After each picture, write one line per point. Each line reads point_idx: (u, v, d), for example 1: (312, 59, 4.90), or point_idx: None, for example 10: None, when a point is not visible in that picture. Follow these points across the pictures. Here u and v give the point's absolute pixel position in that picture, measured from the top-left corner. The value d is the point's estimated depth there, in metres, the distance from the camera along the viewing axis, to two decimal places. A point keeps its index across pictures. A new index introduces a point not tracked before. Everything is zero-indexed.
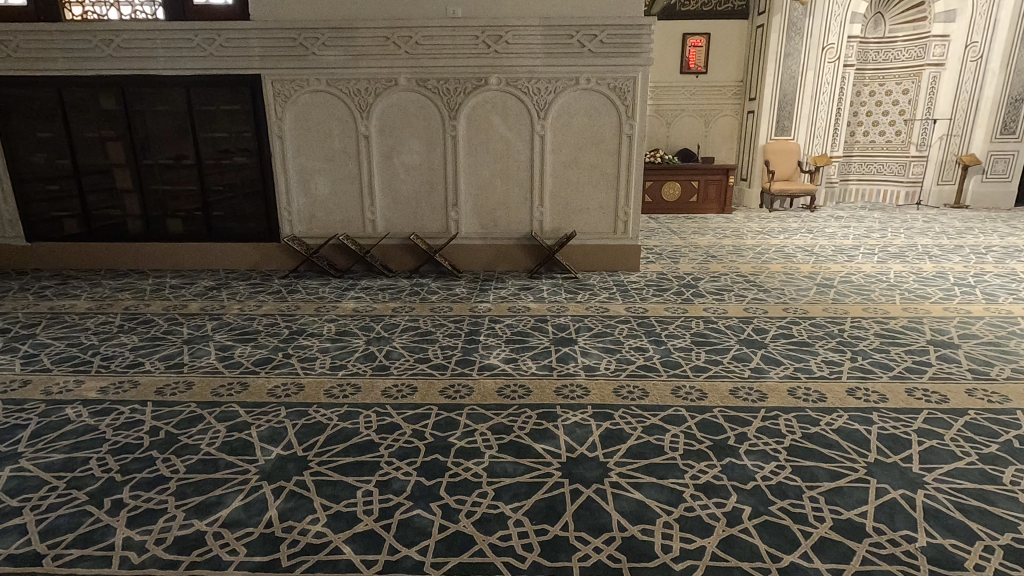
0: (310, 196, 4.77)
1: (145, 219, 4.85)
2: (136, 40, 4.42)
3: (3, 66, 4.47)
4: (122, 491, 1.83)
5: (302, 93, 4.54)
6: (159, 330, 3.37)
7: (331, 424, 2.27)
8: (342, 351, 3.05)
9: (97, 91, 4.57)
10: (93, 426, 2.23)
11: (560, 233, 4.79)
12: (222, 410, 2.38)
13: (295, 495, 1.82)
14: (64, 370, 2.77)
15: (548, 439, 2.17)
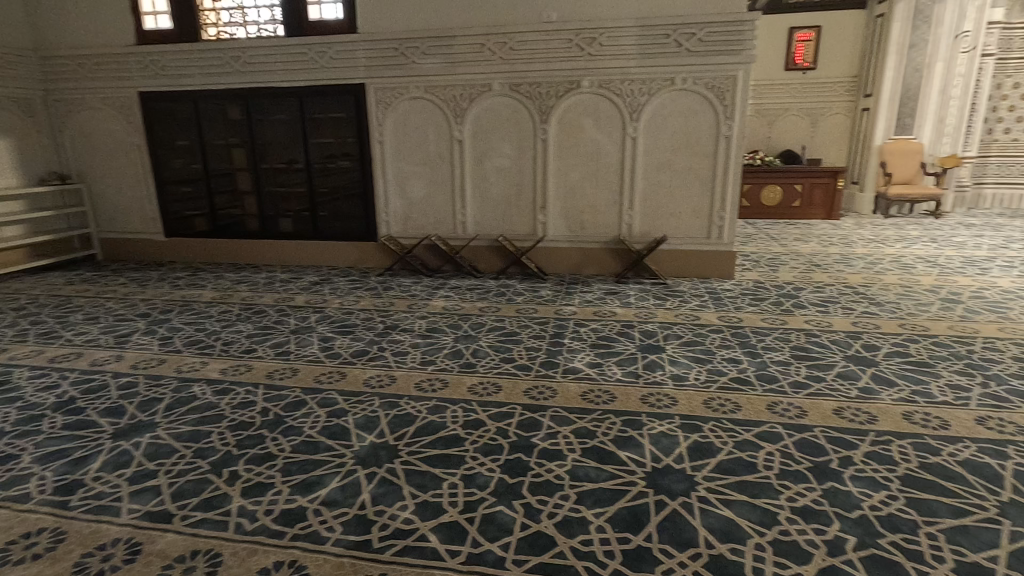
0: (406, 198, 5.01)
1: (260, 218, 5.30)
2: (259, 56, 4.87)
3: (152, 82, 5.10)
4: (238, 464, 2.02)
5: (401, 100, 4.78)
6: (270, 320, 3.69)
7: (420, 417, 2.37)
8: (432, 347, 3.17)
9: (225, 102, 5.08)
10: (214, 403, 2.49)
11: (649, 237, 4.68)
12: (323, 396, 2.56)
13: (387, 481, 1.92)
14: (192, 352, 3.11)
15: (633, 447, 2.13)
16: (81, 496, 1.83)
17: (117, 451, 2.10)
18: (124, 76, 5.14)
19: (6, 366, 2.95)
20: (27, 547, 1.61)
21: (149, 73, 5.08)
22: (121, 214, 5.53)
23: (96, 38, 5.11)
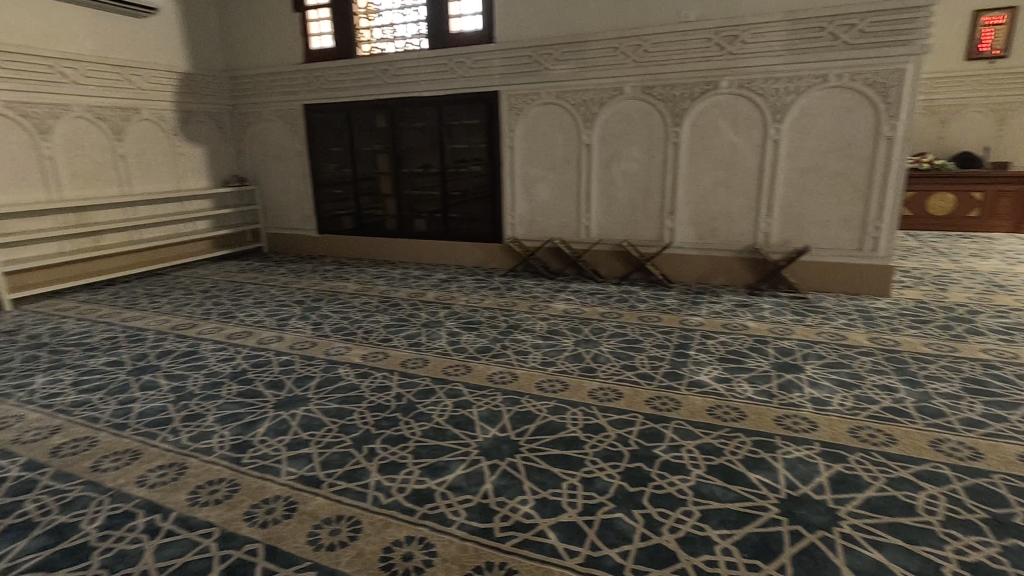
0: (532, 201, 5.13)
1: (398, 218, 5.72)
2: (405, 69, 5.27)
3: (315, 95, 5.73)
4: (376, 442, 2.21)
5: (533, 106, 4.90)
6: (404, 313, 3.98)
7: (541, 416, 2.42)
8: (553, 349, 3.21)
9: (374, 112, 5.56)
10: (356, 385, 2.74)
11: (788, 247, 4.33)
12: (450, 387, 2.71)
13: (508, 475, 1.98)
14: (338, 337, 3.45)
15: (765, 470, 1.99)
16: (251, 455, 2.12)
17: (278, 420, 2.40)
18: (292, 90, 5.84)
19: (195, 339, 3.49)
20: (210, 492, 1.89)
21: (313, 88, 5.73)
22: (284, 212, 6.29)
23: (273, 58, 5.86)
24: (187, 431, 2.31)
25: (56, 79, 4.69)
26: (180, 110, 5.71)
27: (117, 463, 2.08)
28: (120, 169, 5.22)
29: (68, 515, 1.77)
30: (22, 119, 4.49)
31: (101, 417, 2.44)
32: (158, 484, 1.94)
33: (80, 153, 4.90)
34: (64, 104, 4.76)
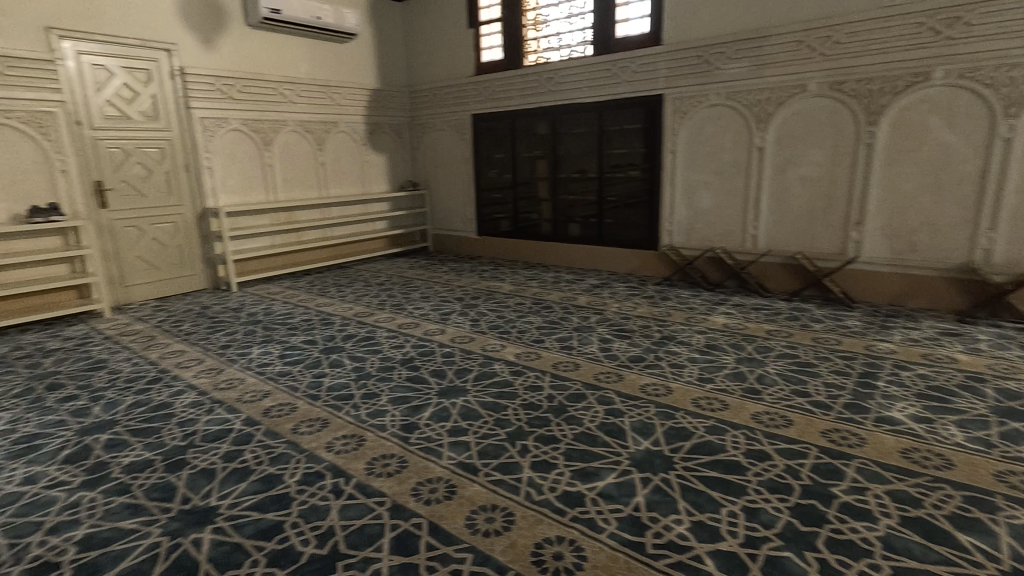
0: (693, 208, 4.89)
1: (553, 223, 5.83)
2: (569, 76, 5.36)
3: (484, 105, 6.09)
4: (528, 439, 2.27)
5: (700, 108, 4.67)
6: (556, 315, 4.04)
7: (698, 434, 2.29)
8: (711, 365, 3.03)
9: (536, 119, 5.74)
10: (511, 382, 2.85)
11: (1018, 268, 3.58)
12: (601, 394, 2.69)
13: (662, 491, 1.91)
14: (494, 335, 3.62)
15: (980, 534, 1.66)
16: (417, 436, 2.31)
17: (441, 407, 2.59)
18: (463, 102, 6.27)
19: (373, 326, 3.92)
20: (384, 465, 2.10)
21: (481, 98, 6.09)
22: (449, 214, 6.77)
23: (448, 73, 6.35)
24: (365, 407, 2.60)
25: (279, 99, 5.59)
26: (369, 123, 6.45)
27: (311, 428, 2.41)
28: (321, 175, 6.05)
29: (275, 468, 2.09)
30: (253, 133, 5.44)
31: (299, 387, 2.85)
32: (343, 452, 2.20)
33: (292, 162, 5.78)
34: (284, 120, 5.66)
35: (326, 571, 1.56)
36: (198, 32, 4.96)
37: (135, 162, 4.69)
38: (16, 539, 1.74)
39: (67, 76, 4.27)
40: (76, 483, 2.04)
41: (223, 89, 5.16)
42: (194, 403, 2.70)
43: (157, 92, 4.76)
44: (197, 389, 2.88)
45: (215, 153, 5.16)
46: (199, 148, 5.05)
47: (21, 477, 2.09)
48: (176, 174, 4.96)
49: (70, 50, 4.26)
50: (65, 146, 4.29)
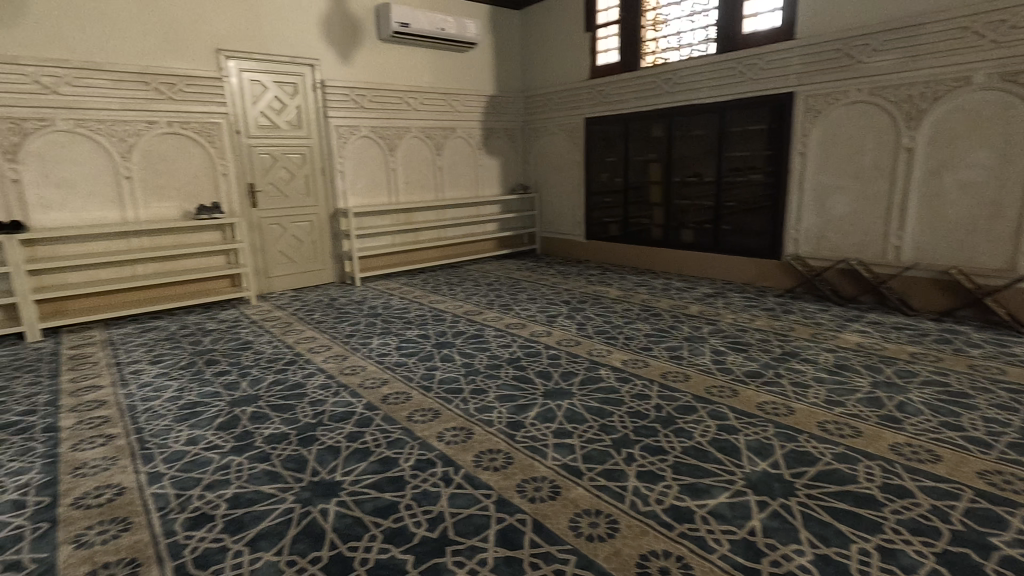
0: (824, 215, 4.50)
1: (665, 228, 5.64)
2: (689, 76, 5.17)
3: (597, 108, 6.05)
4: (634, 448, 2.22)
5: (836, 106, 4.29)
6: (665, 324, 3.91)
7: (824, 460, 2.10)
8: (841, 386, 2.76)
9: (651, 122, 5.60)
10: (617, 388, 2.80)
11: None
12: (713, 408, 2.56)
13: (780, 517, 1.78)
14: (600, 340, 3.58)
15: None
16: (523, 434, 2.35)
17: (546, 407, 2.61)
18: (577, 105, 6.28)
19: (482, 324, 4.05)
20: (490, 459, 2.16)
21: (595, 102, 6.06)
22: (558, 218, 6.81)
23: (563, 77, 6.40)
24: (474, 402, 2.69)
25: (404, 107, 5.97)
26: (484, 128, 6.68)
27: (424, 418, 2.54)
28: (438, 178, 6.36)
29: (392, 451, 2.24)
30: (380, 139, 5.85)
31: (414, 378, 3.02)
32: (452, 442, 2.30)
33: (412, 166, 6.14)
34: (407, 126, 6.03)
35: (436, 554, 1.64)
36: (337, 48, 5.44)
37: (280, 166, 5.25)
38: (181, 491, 2.02)
39: (231, 91, 4.89)
40: (227, 448, 2.32)
41: (356, 99, 5.61)
42: (323, 386, 2.97)
43: (302, 104, 5.30)
44: (325, 373, 3.16)
45: (347, 158, 5.64)
46: (334, 153, 5.53)
47: (185, 438, 2.42)
48: (313, 177, 5.48)
49: (234, 68, 4.87)
50: (226, 152, 4.92)
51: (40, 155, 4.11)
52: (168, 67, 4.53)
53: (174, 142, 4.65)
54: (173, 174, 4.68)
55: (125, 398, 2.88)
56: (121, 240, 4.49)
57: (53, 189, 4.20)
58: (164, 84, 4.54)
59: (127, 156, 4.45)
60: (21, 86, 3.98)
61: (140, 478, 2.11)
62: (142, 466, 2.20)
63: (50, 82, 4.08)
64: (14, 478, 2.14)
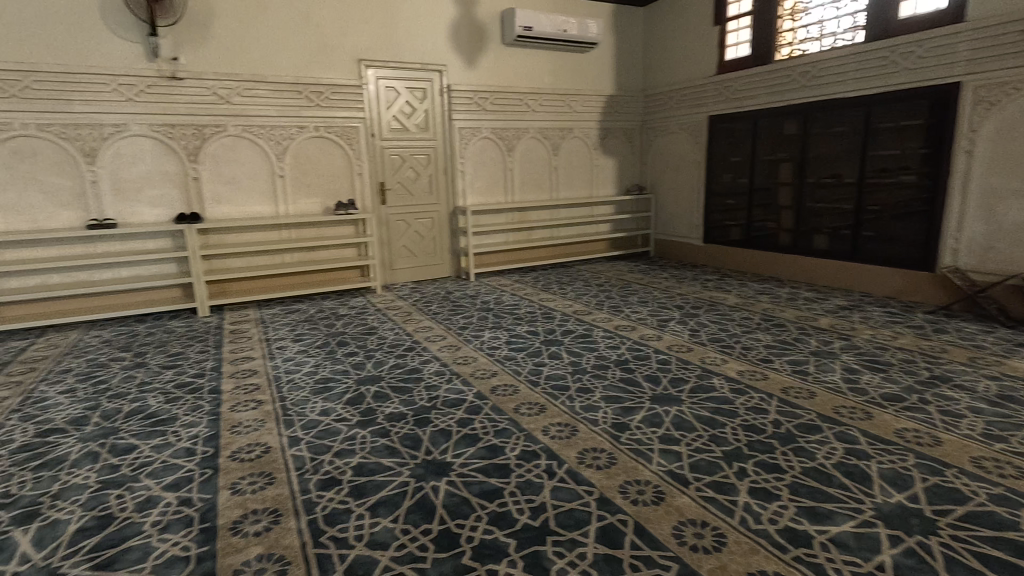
0: (993, 221, 3.95)
1: (794, 233, 5.23)
2: (830, 68, 4.75)
3: (723, 105, 5.76)
4: (748, 463, 2.11)
5: (1017, 97, 3.74)
6: (790, 336, 3.64)
7: (977, 501, 1.85)
8: (1005, 420, 2.40)
9: (783, 118, 5.22)
10: (730, 399, 2.67)
11: None
12: (841, 430, 2.35)
13: (916, 555, 1.60)
14: (715, 348, 3.43)
15: None
16: (628, 437, 2.33)
17: (653, 412, 2.56)
18: (701, 103, 6.02)
19: (590, 324, 4.05)
20: (594, 457, 2.17)
21: (722, 98, 5.77)
22: (674, 220, 6.59)
23: (688, 74, 6.16)
24: (580, 400, 2.71)
25: (523, 109, 6.11)
26: (602, 128, 6.64)
27: (531, 411, 2.61)
28: (553, 178, 6.44)
29: (499, 440, 2.33)
30: (499, 140, 6.05)
31: (522, 372, 3.11)
32: (557, 437, 2.35)
33: (529, 166, 6.27)
34: (526, 128, 6.17)
35: (537, 541, 1.69)
36: (464, 54, 5.71)
37: (408, 167, 5.63)
38: (315, 455, 2.26)
39: (369, 97, 5.33)
40: (353, 421, 2.57)
41: (479, 102, 5.85)
42: (437, 372, 3.16)
43: (429, 108, 5.63)
44: (440, 361, 3.35)
45: (468, 159, 5.90)
46: (455, 154, 5.82)
47: (319, 409, 2.71)
48: (437, 177, 5.80)
49: (372, 76, 5.31)
50: (362, 154, 5.37)
51: (215, 157, 4.80)
52: (318, 77, 5.06)
53: (319, 145, 5.18)
54: (317, 174, 5.22)
55: (272, 370, 3.29)
56: (273, 232, 5.10)
57: (224, 186, 4.87)
58: (313, 93, 5.07)
59: (281, 157, 5.04)
60: (204, 97, 4.68)
61: (282, 440, 2.40)
62: (284, 429, 2.50)
63: (225, 93, 4.75)
64: (188, 428, 2.53)
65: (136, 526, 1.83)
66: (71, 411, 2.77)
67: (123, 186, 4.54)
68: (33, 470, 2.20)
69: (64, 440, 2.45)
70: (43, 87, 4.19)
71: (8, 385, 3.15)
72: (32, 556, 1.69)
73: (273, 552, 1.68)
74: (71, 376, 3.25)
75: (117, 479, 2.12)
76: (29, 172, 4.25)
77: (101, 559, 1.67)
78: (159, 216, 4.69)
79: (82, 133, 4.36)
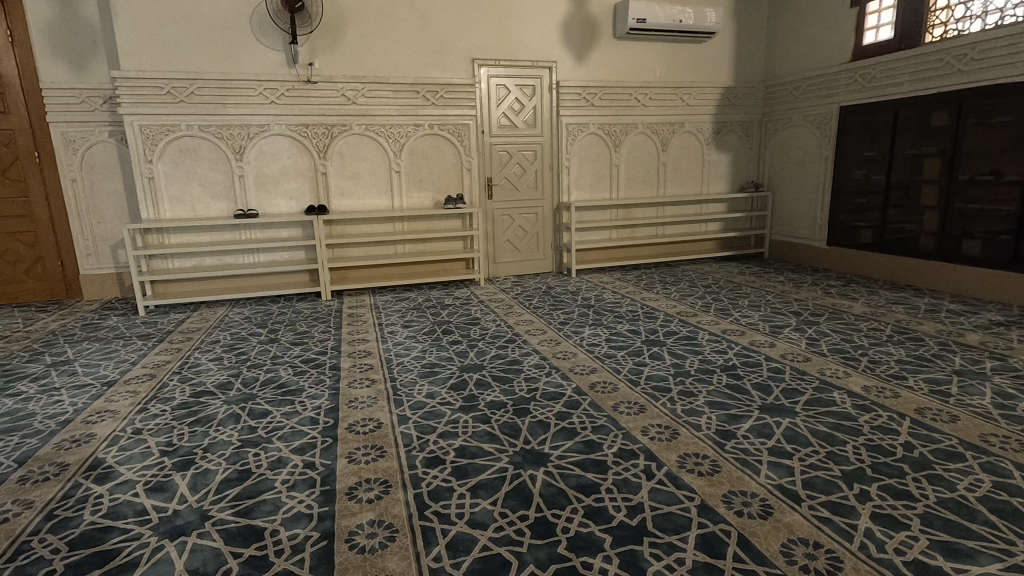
0: None
1: (939, 236, 4.65)
2: (993, 49, 4.15)
3: (858, 95, 5.25)
4: (871, 485, 1.93)
5: None
6: (928, 351, 3.26)
7: None
8: None
9: (932, 108, 4.65)
10: (852, 416, 2.45)
11: None
12: (989, 461, 2.07)
13: None
14: (837, 359, 3.16)
15: None
16: (733, 445, 2.23)
17: (762, 422, 2.42)
18: (831, 93, 5.52)
19: (696, 326, 3.89)
20: (696, 463, 2.10)
21: (856, 87, 5.26)
22: (794, 220, 6.13)
23: (817, 62, 5.68)
24: (682, 403, 2.63)
25: (632, 103, 5.99)
26: (716, 122, 6.32)
27: (630, 410, 2.58)
28: (661, 174, 6.24)
29: (597, 436, 2.33)
30: (607, 136, 5.98)
31: (622, 370, 3.08)
32: (656, 439, 2.30)
33: (636, 162, 6.14)
34: (634, 123, 6.04)
35: (633, 540, 1.68)
36: (575, 49, 5.70)
37: (515, 162, 5.74)
38: (421, 434, 2.41)
39: (480, 95, 5.51)
40: (457, 405, 2.69)
41: (588, 97, 5.81)
42: (537, 365, 3.21)
43: (538, 104, 5.70)
44: (540, 354, 3.41)
45: (574, 155, 5.89)
46: (562, 150, 5.83)
47: (426, 391, 2.87)
48: (542, 173, 5.86)
49: (484, 75, 5.48)
50: (471, 150, 5.56)
51: (340, 153, 5.21)
52: (434, 77, 5.30)
53: (432, 142, 5.44)
54: (429, 169, 5.48)
55: (384, 352, 3.53)
56: (388, 224, 5.44)
57: (347, 180, 5.28)
58: (429, 92, 5.33)
59: (398, 154, 5.36)
60: (334, 99, 5.09)
61: (392, 417, 2.58)
62: (394, 408, 2.68)
63: (351, 95, 5.13)
64: (312, 400, 2.80)
65: (269, 482, 2.06)
66: (218, 376, 3.17)
67: (264, 180, 5.08)
68: (189, 424, 2.55)
69: (213, 401, 2.81)
70: (205, 93, 4.79)
71: (170, 350, 3.66)
72: (188, 498, 1.97)
73: (383, 519, 1.82)
74: (218, 347, 3.71)
75: (254, 439, 2.40)
76: (191, 167, 4.90)
77: (241, 507, 1.91)
78: (293, 208, 5.19)
79: (233, 133, 4.93)
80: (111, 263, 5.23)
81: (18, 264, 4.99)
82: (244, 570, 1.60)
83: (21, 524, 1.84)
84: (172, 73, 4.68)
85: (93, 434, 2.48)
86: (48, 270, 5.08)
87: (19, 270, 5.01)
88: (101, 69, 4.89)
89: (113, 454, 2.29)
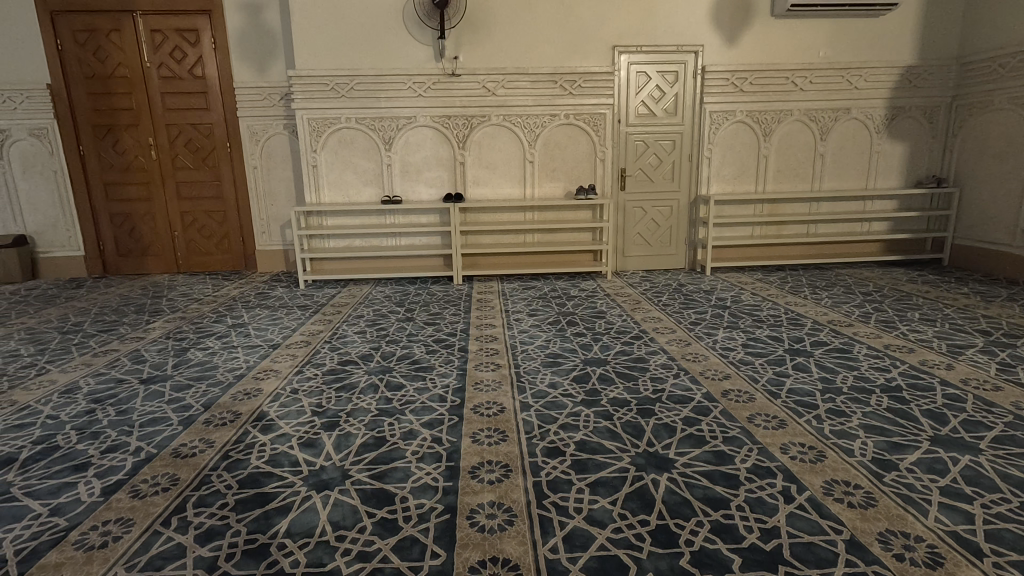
0: None
1: None
2: None
3: None
4: None
5: None
6: None
7: None
8: None
9: None
10: None
11: None
12: None
13: None
14: None
15: None
16: (894, 478, 1.94)
17: (934, 456, 2.08)
18: None
19: (850, 338, 3.47)
20: (845, 492, 1.87)
21: None
22: (988, 222, 5.19)
23: None
24: (830, 423, 2.36)
25: (788, 88, 5.45)
26: (891, 106, 5.53)
27: (768, 424, 2.37)
28: (817, 167, 5.63)
29: (728, 447, 2.17)
30: (755, 124, 5.52)
31: (759, 380, 2.83)
32: (799, 459, 2.08)
33: (789, 152, 5.59)
34: (789, 109, 5.49)
35: (766, 567, 1.54)
36: (725, 31, 5.31)
37: (651, 153, 5.53)
38: (542, 423, 2.42)
39: (619, 84, 5.37)
40: (579, 398, 2.67)
41: (736, 83, 5.40)
42: (664, 366, 3.07)
43: (680, 91, 5.40)
44: (667, 354, 3.26)
45: (717, 145, 5.52)
46: (704, 140, 5.49)
47: (548, 381, 2.89)
48: (681, 164, 5.56)
49: (624, 62, 5.32)
50: (607, 140, 5.45)
51: (479, 144, 5.40)
52: (574, 66, 5.26)
53: (568, 132, 5.42)
54: (563, 159, 5.47)
55: (509, 338, 3.61)
56: (520, 213, 5.53)
57: (484, 170, 5.46)
58: (568, 82, 5.30)
59: (533, 144, 5.42)
60: (476, 91, 5.27)
61: (515, 403, 2.63)
62: (518, 394, 2.73)
63: (492, 86, 5.27)
64: (441, 378, 2.95)
65: (400, 451, 2.21)
66: (362, 348, 3.46)
67: (409, 169, 5.43)
68: (335, 390, 2.83)
69: (356, 370, 3.08)
70: (362, 87, 5.22)
71: (323, 321, 4.08)
72: (332, 456, 2.18)
73: (503, 502, 1.86)
74: (362, 321, 4.06)
75: (389, 409, 2.59)
76: (348, 157, 5.38)
77: (376, 471, 2.07)
78: (433, 195, 5.50)
79: (384, 125, 5.32)
80: (280, 241, 5.94)
81: (210, 238, 5.90)
82: (376, 530, 1.73)
83: (204, 460, 2.16)
84: (335, 70, 5.17)
85: (260, 389, 2.85)
86: (232, 244, 5.93)
87: (211, 243, 5.91)
88: (279, 69, 5.55)
89: (275, 409, 2.61)
